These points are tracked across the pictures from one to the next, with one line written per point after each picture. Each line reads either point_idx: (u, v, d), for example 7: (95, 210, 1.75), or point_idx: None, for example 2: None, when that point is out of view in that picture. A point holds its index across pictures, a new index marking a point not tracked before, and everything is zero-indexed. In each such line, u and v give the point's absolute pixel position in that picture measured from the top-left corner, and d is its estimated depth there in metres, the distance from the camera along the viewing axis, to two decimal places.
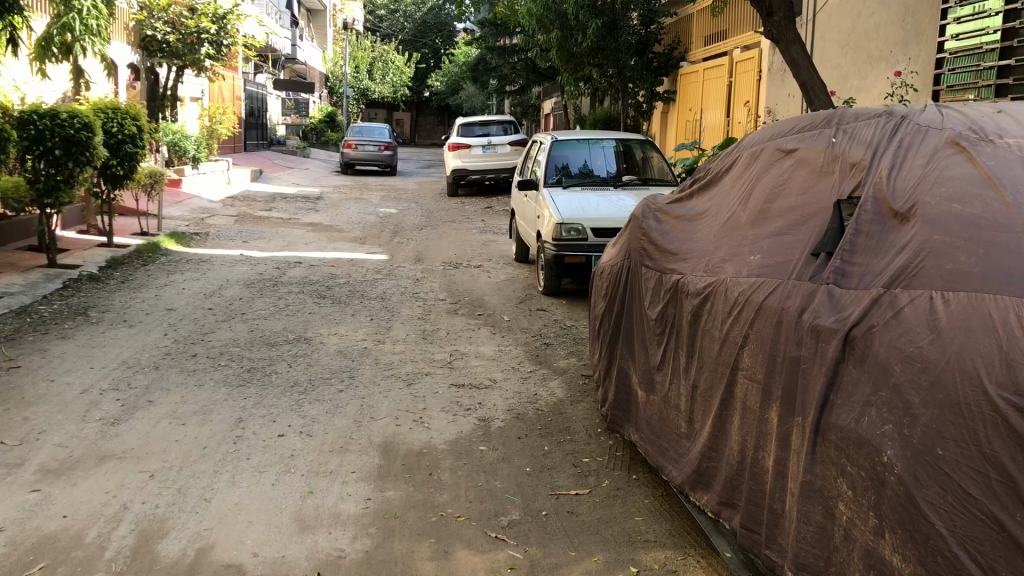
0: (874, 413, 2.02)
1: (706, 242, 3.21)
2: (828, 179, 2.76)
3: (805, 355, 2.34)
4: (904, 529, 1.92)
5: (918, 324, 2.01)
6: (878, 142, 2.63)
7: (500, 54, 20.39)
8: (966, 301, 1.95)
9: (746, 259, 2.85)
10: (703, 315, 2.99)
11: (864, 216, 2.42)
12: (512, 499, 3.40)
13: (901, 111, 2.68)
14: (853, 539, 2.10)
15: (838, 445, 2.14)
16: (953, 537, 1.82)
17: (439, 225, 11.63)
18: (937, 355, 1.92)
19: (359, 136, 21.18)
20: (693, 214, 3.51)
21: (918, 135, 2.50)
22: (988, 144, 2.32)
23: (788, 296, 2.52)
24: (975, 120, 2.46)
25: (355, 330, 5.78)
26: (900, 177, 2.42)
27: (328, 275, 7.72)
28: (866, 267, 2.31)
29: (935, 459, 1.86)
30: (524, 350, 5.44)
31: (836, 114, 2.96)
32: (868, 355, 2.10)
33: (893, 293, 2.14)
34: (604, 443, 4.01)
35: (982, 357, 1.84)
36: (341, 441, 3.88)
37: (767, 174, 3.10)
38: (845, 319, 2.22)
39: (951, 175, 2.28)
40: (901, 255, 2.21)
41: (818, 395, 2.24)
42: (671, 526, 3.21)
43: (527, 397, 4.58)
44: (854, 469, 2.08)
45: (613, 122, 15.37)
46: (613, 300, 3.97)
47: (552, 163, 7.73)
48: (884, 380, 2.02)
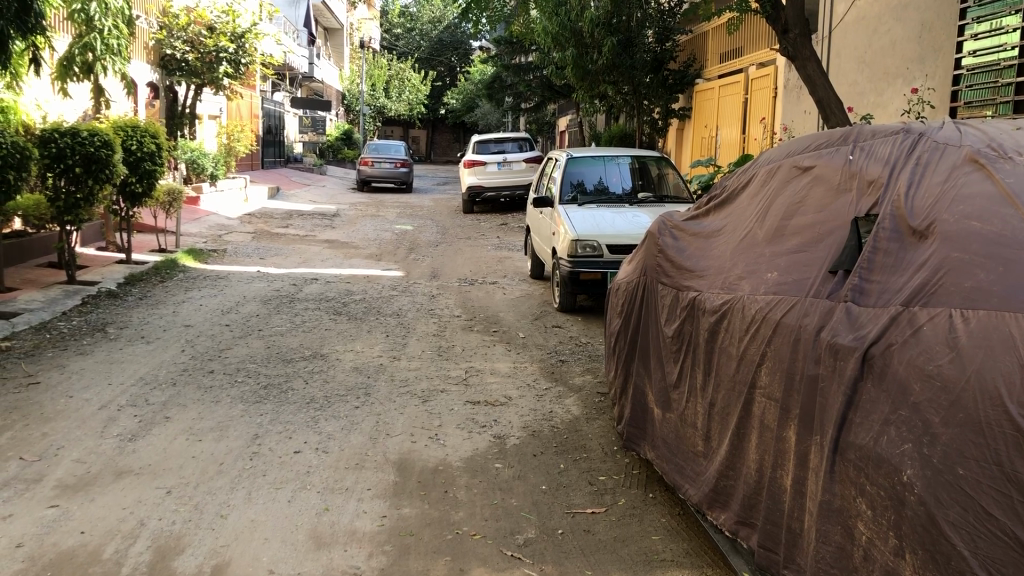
0: (893, 432, 2.01)
1: (723, 259, 3.20)
2: (845, 196, 2.75)
3: (823, 373, 2.33)
4: (925, 550, 1.90)
5: (938, 342, 1.99)
6: (896, 159, 2.62)
7: (516, 72, 20.52)
8: (985, 319, 1.94)
9: (764, 277, 2.84)
10: (721, 332, 2.98)
11: (882, 234, 2.42)
12: (528, 517, 3.39)
13: (918, 128, 2.67)
14: (873, 559, 2.08)
15: (857, 464, 2.12)
16: (975, 558, 1.80)
17: (454, 242, 11.66)
18: (957, 373, 1.91)
19: (375, 153, 21.28)
20: (709, 231, 3.50)
21: (936, 153, 2.49)
22: (1006, 161, 2.30)
23: (805, 314, 2.51)
24: (994, 137, 2.45)
25: (370, 347, 5.79)
26: (918, 195, 2.41)
27: (344, 291, 7.75)
28: (884, 285, 2.30)
29: (955, 479, 1.85)
30: (540, 367, 5.44)
31: (853, 131, 2.96)
32: (887, 373, 2.08)
33: (912, 311, 2.12)
34: (621, 461, 3.99)
35: (1003, 375, 1.83)
36: (357, 458, 3.89)
37: (783, 191, 3.10)
38: (864, 337, 2.21)
39: (970, 193, 2.27)
40: (919, 273, 2.20)
41: (836, 413, 2.23)
42: (688, 545, 3.19)
43: (542, 414, 4.57)
44: (873, 489, 2.06)
45: (629, 138, 15.40)
46: (629, 317, 3.97)
47: (568, 180, 7.75)
48: (903, 398, 2.01)
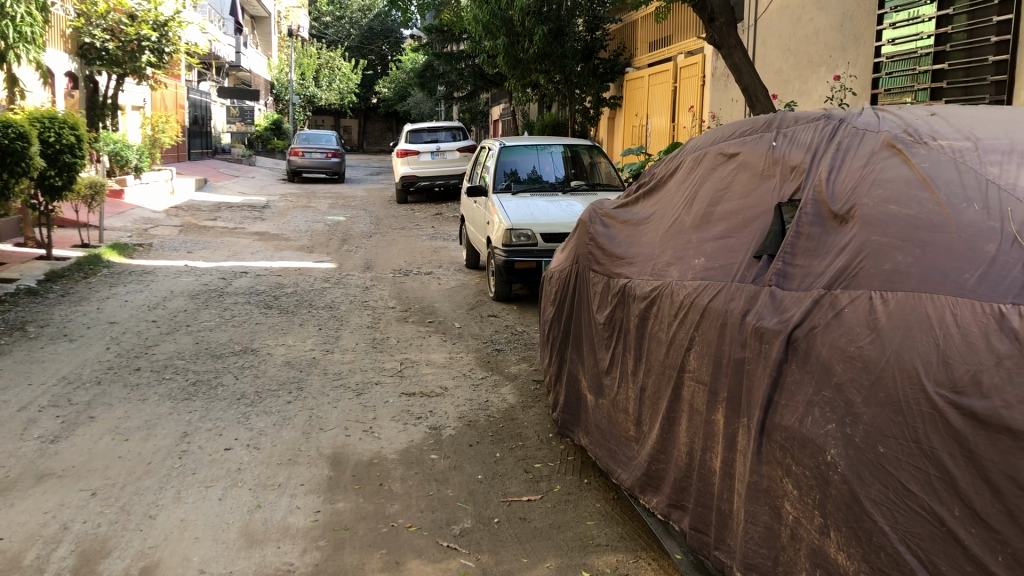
0: (817, 412, 2.05)
1: (652, 246, 3.23)
2: (769, 182, 2.79)
3: (749, 356, 2.37)
4: (848, 527, 1.95)
5: (858, 324, 2.04)
6: (817, 145, 2.66)
7: (447, 60, 20.40)
8: (903, 300, 1.98)
9: (691, 263, 2.87)
10: (651, 318, 3.01)
11: (804, 218, 2.46)
12: (464, 507, 3.39)
13: (838, 114, 2.71)
14: (799, 538, 2.12)
15: (782, 445, 2.17)
16: (896, 533, 1.84)
17: (388, 232, 11.55)
18: (878, 354, 1.95)
19: (305, 143, 20.96)
20: (639, 219, 3.53)
21: (855, 138, 2.53)
22: (922, 146, 2.34)
23: (731, 298, 2.54)
24: (910, 122, 2.49)
25: (302, 340, 5.71)
26: (839, 180, 2.46)
27: (276, 285, 7.63)
28: (806, 269, 2.35)
29: (876, 457, 1.89)
30: (476, 356, 5.43)
31: (777, 118, 3.00)
32: (810, 355, 2.13)
33: (833, 294, 2.17)
34: (556, 448, 4.01)
35: (920, 355, 1.87)
36: (290, 453, 3.83)
37: (710, 178, 3.13)
38: (788, 320, 2.26)
39: (887, 177, 2.31)
40: (840, 257, 2.25)
41: (762, 395, 2.27)
42: (622, 529, 3.22)
43: (478, 404, 4.57)
44: (798, 469, 2.11)
45: (561, 127, 15.45)
46: (563, 305, 3.98)
47: (501, 169, 7.74)
48: (826, 379, 2.05)
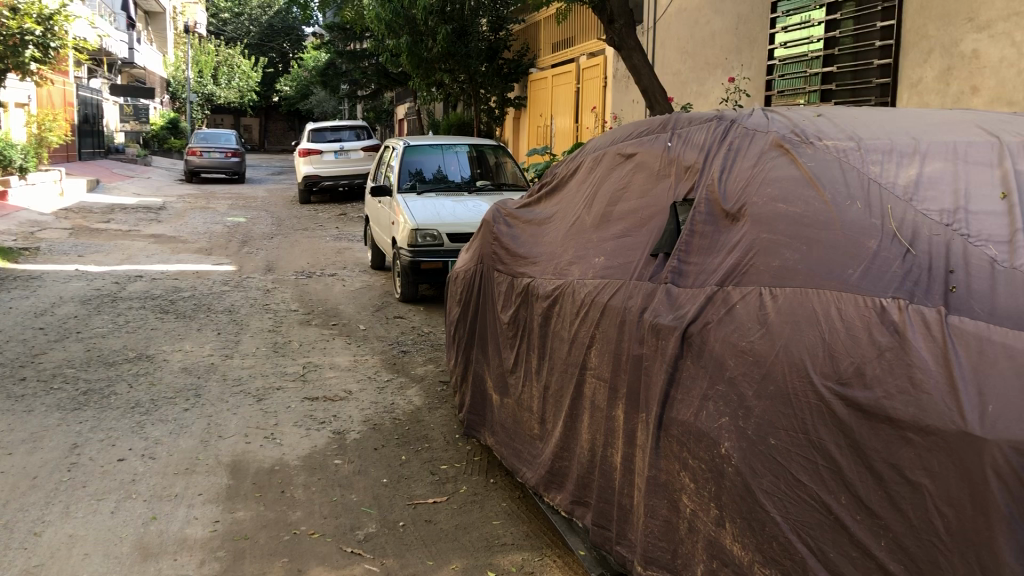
0: (711, 406, 2.11)
1: (554, 245, 3.25)
2: (665, 181, 2.84)
3: (647, 353, 2.41)
4: (742, 518, 2.00)
5: (750, 320, 2.09)
6: (710, 145, 2.72)
7: (350, 59, 20.14)
8: (791, 297, 2.04)
9: (591, 261, 2.91)
10: (553, 317, 3.02)
11: (698, 217, 2.52)
12: (368, 512, 3.34)
13: (730, 114, 2.77)
14: (696, 530, 2.17)
15: (679, 439, 2.21)
16: (786, 523, 1.89)
17: (291, 233, 11.34)
18: (768, 348, 2.00)
19: (204, 143, 20.39)
20: (540, 218, 3.55)
21: (746, 138, 2.60)
22: (808, 146, 2.41)
23: (629, 296, 2.58)
24: (797, 122, 2.56)
25: (201, 345, 5.55)
26: (730, 179, 2.52)
27: (172, 288, 7.39)
28: (700, 267, 2.40)
29: (768, 449, 1.94)
30: (381, 359, 5.37)
31: (672, 119, 3.05)
32: (704, 350, 2.18)
33: (726, 290, 2.23)
34: (462, 449, 4.00)
35: (807, 349, 1.92)
36: (187, 462, 3.71)
37: (609, 178, 3.17)
38: (682, 317, 2.30)
39: (776, 176, 2.38)
40: (732, 254, 2.31)
41: (659, 390, 2.30)
42: (528, 528, 3.23)
43: (383, 407, 4.52)
44: (694, 462, 2.15)
45: (466, 127, 15.44)
46: (467, 305, 3.97)
47: (405, 168, 7.68)
48: (720, 374, 2.11)
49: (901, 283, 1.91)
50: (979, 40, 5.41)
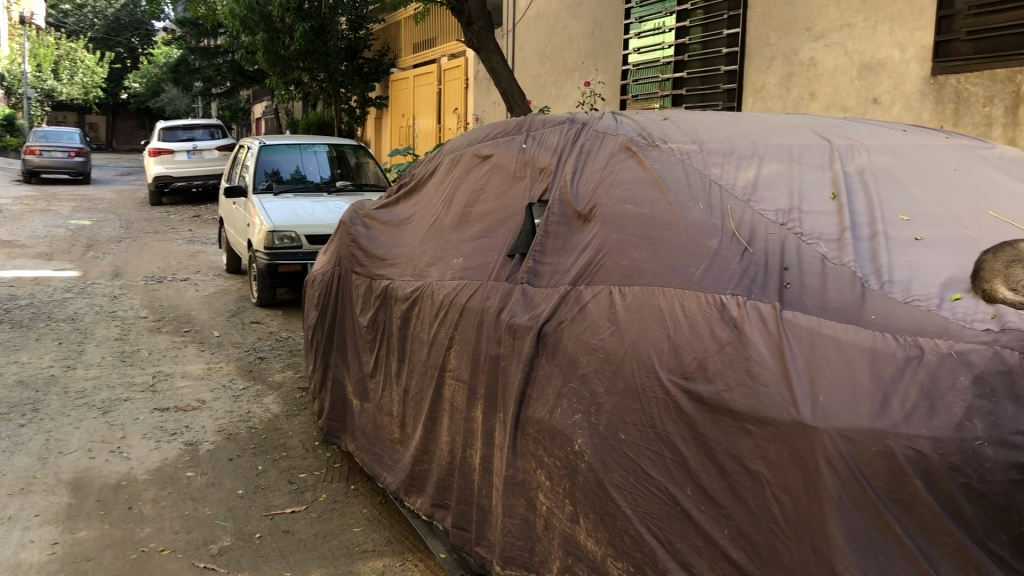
0: (566, 404, 2.14)
1: (412, 246, 3.23)
2: (519, 183, 2.87)
3: (503, 353, 2.42)
4: (595, 513, 2.04)
5: (601, 319, 2.14)
6: (562, 146, 2.76)
7: (203, 56, 19.44)
8: (639, 295, 2.09)
9: (449, 263, 2.90)
10: (412, 319, 3.00)
11: (552, 218, 2.55)
12: (222, 525, 3.22)
13: (582, 117, 2.82)
14: (552, 527, 2.19)
15: (535, 438, 2.23)
16: (637, 516, 1.94)
17: (140, 237, 10.82)
18: (618, 346, 2.05)
19: (43, 141, 19.21)
20: (399, 220, 3.51)
21: (596, 140, 2.64)
22: (654, 148, 2.47)
23: (486, 297, 2.59)
24: (645, 126, 2.62)
25: (38, 357, 5.21)
26: (582, 180, 2.56)
27: (8, 296, 6.92)
28: (554, 266, 2.44)
29: (619, 444, 1.99)
30: (237, 366, 5.20)
31: (526, 121, 3.08)
32: (559, 349, 2.21)
33: (579, 290, 2.27)
34: (322, 456, 3.91)
35: (654, 346, 1.98)
36: (22, 482, 3.48)
37: (466, 179, 3.18)
38: (537, 316, 2.33)
39: (624, 178, 2.43)
40: (585, 254, 2.35)
41: (516, 389, 2.32)
42: (389, 533, 3.19)
43: (239, 416, 4.37)
44: (549, 460, 2.18)
45: (327, 127, 15.18)
46: (326, 309, 3.89)
47: (262, 168, 7.46)
48: (573, 372, 2.14)
49: (740, 280, 1.99)
50: (815, 49, 5.73)
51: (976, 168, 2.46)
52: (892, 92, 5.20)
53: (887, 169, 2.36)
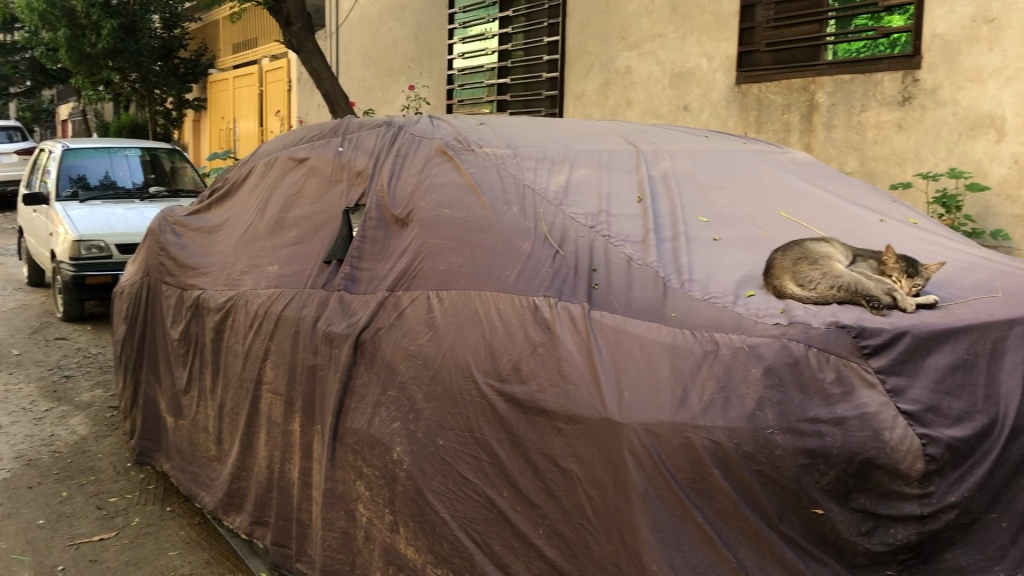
0: (384, 412, 2.10)
1: (226, 254, 3.10)
2: (336, 187, 2.80)
3: (320, 362, 2.35)
4: (415, 521, 2.01)
5: (418, 324, 2.12)
6: (379, 150, 2.71)
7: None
8: (456, 299, 2.09)
9: (265, 270, 2.80)
10: (226, 330, 2.87)
11: (369, 222, 2.51)
12: (19, 560, 2.97)
13: (398, 121, 2.79)
14: (373, 538, 2.15)
15: (354, 448, 2.18)
16: (455, 522, 1.93)
17: None
18: (435, 351, 2.04)
19: None
20: (211, 226, 3.36)
21: (413, 144, 2.62)
22: (469, 152, 2.47)
23: (303, 305, 2.51)
24: (461, 130, 2.62)
25: None
26: (399, 185, 2.53)
27: None
28: (371, 272, 2.41)
29: (436, 450, 1.97)
30: (38, 386, 4.82)
31: (343, 124, 3.02)
32: (376, 356, 2.18)
33: (396, 295, 2.24)
34: (134, 478, 3.69)
35: (471, 350, 1.98)
36: None
37: (281, 184, 3.07)
38: (354, 324, 2.29)
39: (440, 181, 2.41)
40: (402, 258, 2.32)
41: (333, 400, 2.26)
42: (208, 554, 3.04)
43: (40, 440, 4.06)
44: (368, 470, 2.14)
45: (141, 130, 14.40)
46: (134, 321, 3.67)
47: (65, 173, 6.97)
48: (391, 379, 2.11)
49: (551, 283, 2.02)
50: (630, 58, 5.93)
51: (767, 171, 2.65)
52: (701, 100, 5.46)
53: (689, 173, 2.50)
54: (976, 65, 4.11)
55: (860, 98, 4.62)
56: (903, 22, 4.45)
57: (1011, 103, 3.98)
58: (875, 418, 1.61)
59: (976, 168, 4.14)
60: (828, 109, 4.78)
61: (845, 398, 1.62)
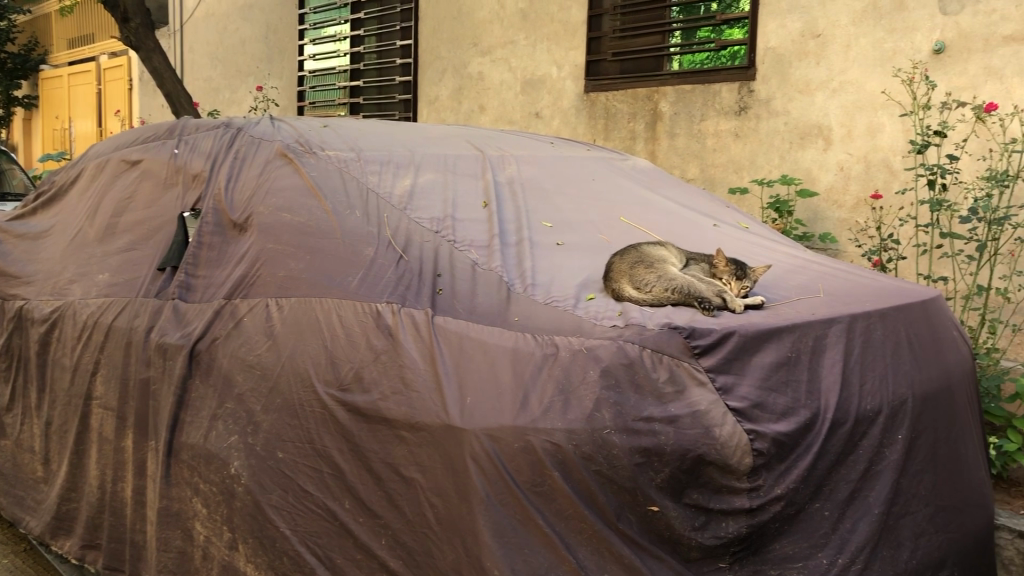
0: (221, 425, 2.02)
1: (52, 262, 2.90)
2: (171, 191, 2.68)
3: (154, 375, 2.24)
4: (254, 538, 1.94)
5: (257, 333, 2.05)
6: (216, 153, 2.61)
7: None
8: (296, 306, 2.03)
9: (94, 278, 2.64)
10: (52, 343, 2.69)
11: (205, 227, 2.40)
12: None
13: (238, 122, 2.69)
14: (211, 557, 2.06)
15: (190, 464, 2.08)
16: (295, 536, 1.87)
17: None
18: (274, 361, 1.98)
19: None
20: (35, 232, 3.15)
21: (252, 146, 2.53)
22: (310, 155, 2.40)
23: (135, 315, 2.39)
24: (303, 132, 2.55)
25: None
26: (237, 189, 2.44)
27: None
28: (208, 279, 2.32)
29: (276, 463, 1.91)
30: None
31: (179, 125, 2.89)
32: (213, 367, 2.09)
33: (234, 303, 2.16)
34: None
35: (311, 358, 1.93)
36: None
37: (112, 187, 2.91)
38: (190, 335, 2.19)
39: (280, 185, 2.34)
40: (241, 264, 2.24)
41: (167, 414, 2.15)
42: None
43: None
44: (205, 486, 2.04)
45: None
46: None
47: None
48: (228, 391, 2.03)
49: (394, 289, 1.99)
50: (483, 64, 5.97)
51: (610, 178, 2.72)
52: (552, 108, 5.55)
53: (535, 179, 2.52)
54: (805, 78, 4.36)
55: (701, 108, 4.81)
56: (741, 35, 4.66)
57: (836, 114, 4.24)
58: (705, 416, 1.68)
59: (806, 175, 4.38)
60: (671, 118, 4.95)
61: (677, 397, 1.69)
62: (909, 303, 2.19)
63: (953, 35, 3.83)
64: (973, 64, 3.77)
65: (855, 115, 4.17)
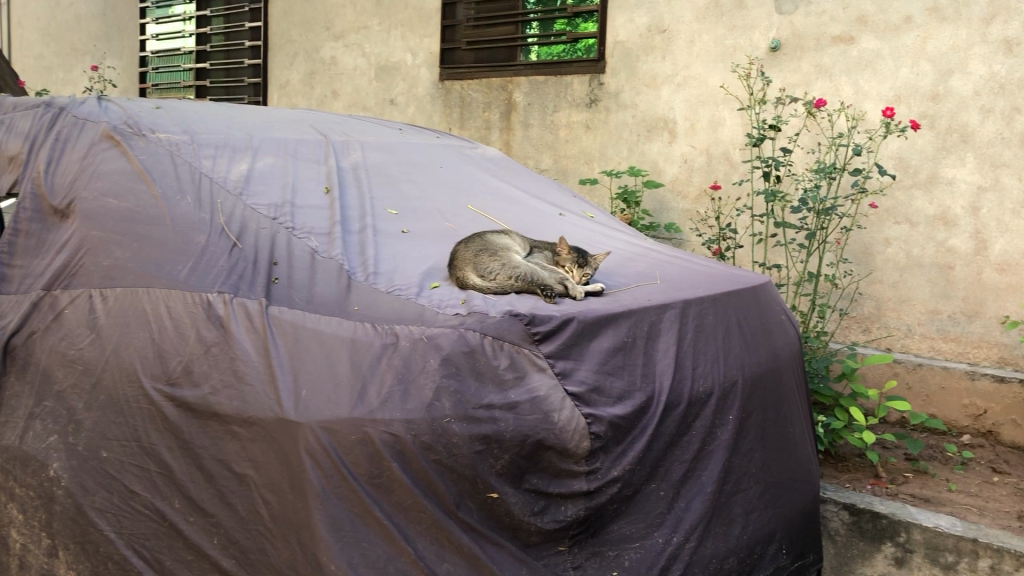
0: (39, 425, 1.90)
1: None
2: None
3: None
4: (76, 542, 1.85)
5: (79, 326, 1.93)
6: (35, 133, 2.42)
7: None
8: (122, 297, 1.92)
9: None
10: None
11: (21, 214, 2.22)
12: None
13: (60, 102, 2.51)
14: (29, 566, 1.96)
15: (5, 468, 1.95)
16: (121, 539, 1.79)
17: None
18: (97, 354, 1.87)
19: None
20: None
21: (75, 128, 2.37)
22: (139, 138, 2.28)
23: None
24: (132, 114, 2.40)
25: None
26: (59, 172, 2.27)
27: None
28: (25, 269, 2.17)
29: (98, 463, 1.82)
30: None
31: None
32: (31, 364, 1.97)
33: (54, 294, 2.02)
34: None
35: (137, 352, 1.83)
36: None
37: None
38: (4, 328, 2.04)
39: (106, 169, 2.20)
40: (62, 253, 2.09)
41: None
42: None
43: None
44: (22, 490, 1.92)
45: None
46: None
47: None
48: (47, 389, 1.92)
49: (227, 278, 1.91)
50: (336, 49, 5.84)
51: (457, 165, 2.70)
52: (406, 95, 5.50)
53: (380, 165, 2.47)
54: (652, 72, 4.47)
55: (554, 99, 4.87)
56: (592, 28, 4.75)
57: (681, 108, 4.38)
58: (544, 401, 1.70)
59: (653, 166, 4.51)
60: (525, 108, 4.99)
61: (518, 383, 1.70)
62: (740, 288, 2.29)
63: (787, 34, 4.03)
64: (805, 62, 3.98)
65: (698, 109, 4.32)
